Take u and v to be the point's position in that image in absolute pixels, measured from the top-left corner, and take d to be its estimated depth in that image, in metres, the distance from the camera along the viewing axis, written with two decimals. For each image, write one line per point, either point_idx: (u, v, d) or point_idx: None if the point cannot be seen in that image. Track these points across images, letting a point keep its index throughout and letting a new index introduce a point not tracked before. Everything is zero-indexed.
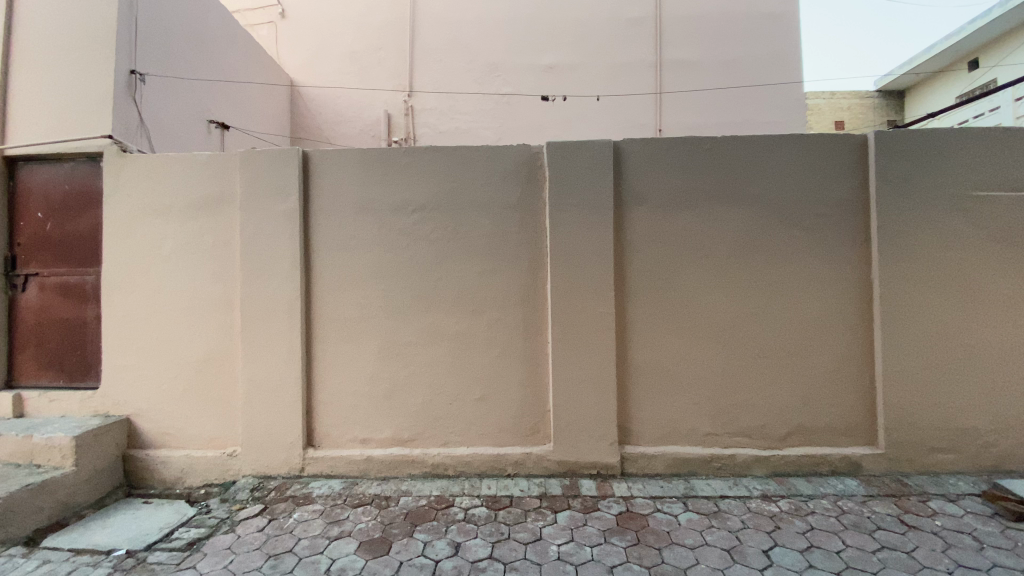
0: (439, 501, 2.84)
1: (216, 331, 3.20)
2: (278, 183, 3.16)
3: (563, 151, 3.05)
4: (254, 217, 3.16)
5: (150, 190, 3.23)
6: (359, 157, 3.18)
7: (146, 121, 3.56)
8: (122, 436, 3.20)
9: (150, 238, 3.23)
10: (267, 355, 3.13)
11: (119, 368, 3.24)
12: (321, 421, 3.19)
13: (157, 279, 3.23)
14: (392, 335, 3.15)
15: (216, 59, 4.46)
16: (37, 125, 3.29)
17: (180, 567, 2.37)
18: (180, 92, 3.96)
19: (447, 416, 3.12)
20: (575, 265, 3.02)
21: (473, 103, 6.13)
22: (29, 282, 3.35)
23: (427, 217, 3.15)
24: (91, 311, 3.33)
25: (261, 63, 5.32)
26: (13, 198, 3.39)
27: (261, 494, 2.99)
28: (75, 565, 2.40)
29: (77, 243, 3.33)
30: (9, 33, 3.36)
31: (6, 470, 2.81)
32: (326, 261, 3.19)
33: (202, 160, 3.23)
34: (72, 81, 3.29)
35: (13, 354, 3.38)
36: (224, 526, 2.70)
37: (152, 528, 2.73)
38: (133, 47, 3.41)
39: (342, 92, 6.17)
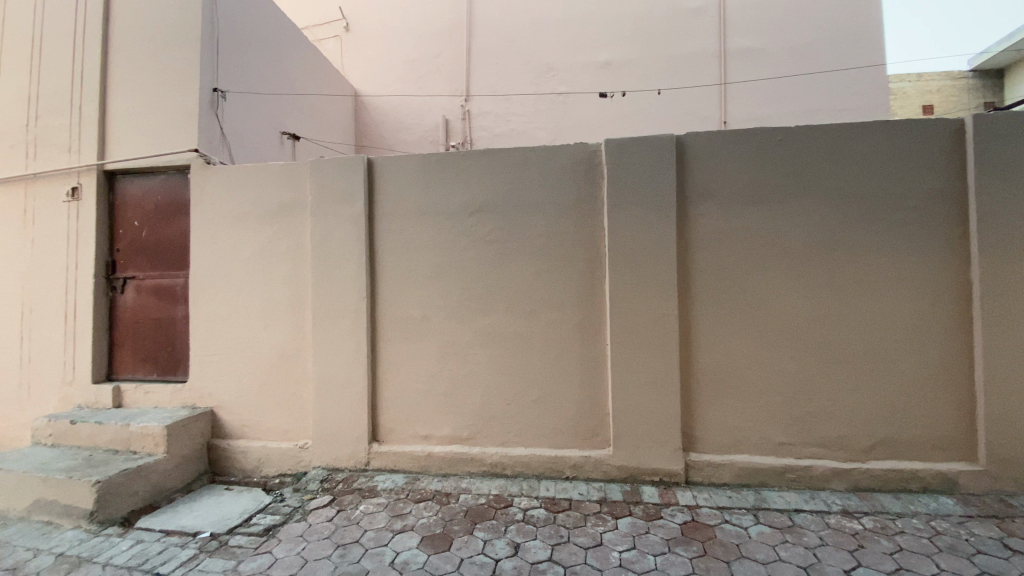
0: (498, 500, 2.86)
1: (289, 330, 3.40)
2: (344, 189, 3.31)
3: (621, 148, 2.99)
4: (323, 222, 3.33)
5: (231, 198, 3.48)
6: (420, 162, 3.27)
7: (227, 135, 3.83)
8: (207, 426, 3.46)
9: (230, 244, 3.48)
10: (336, 353, 3.28)
11: (204, 364, 3.51)
12: (384, 417, 3.30)
13: (237, 282, 3.47)
14: (452, 334, 3.21)
15: (287, 74, 4.73)
16: (134, 142, 3.63)
17: (258, 551, 2.53)
18: (258, 107, 4.23)
19: (506, 416, 3.13)
20: (634, 265, 2.95)
21: (529, 104, 6.14)
22: (128, 284, 3.71)
23: (485, 218, 3.18)
24: (180, 311, 3.63)
25: (327, 76, 5.60)
26: (113, 208, 3.75)
27: (329, 485, 3.14)
28: (166, 544, 2.62)
29: (167, 248, 3.65)
30: (109, 60, 3.72)
31: (108, 455, 3.12)
32: (390, 263, 3.30)
33: (276, 170, 3.43)
34: (162, 101, 3.60)
35: (113, 350, 3.73)
36: (297, 514, 2.86)
37: (232, 513, 2.93)
38: (215, 67, 3.68)
39: (402, 99, 6.37)
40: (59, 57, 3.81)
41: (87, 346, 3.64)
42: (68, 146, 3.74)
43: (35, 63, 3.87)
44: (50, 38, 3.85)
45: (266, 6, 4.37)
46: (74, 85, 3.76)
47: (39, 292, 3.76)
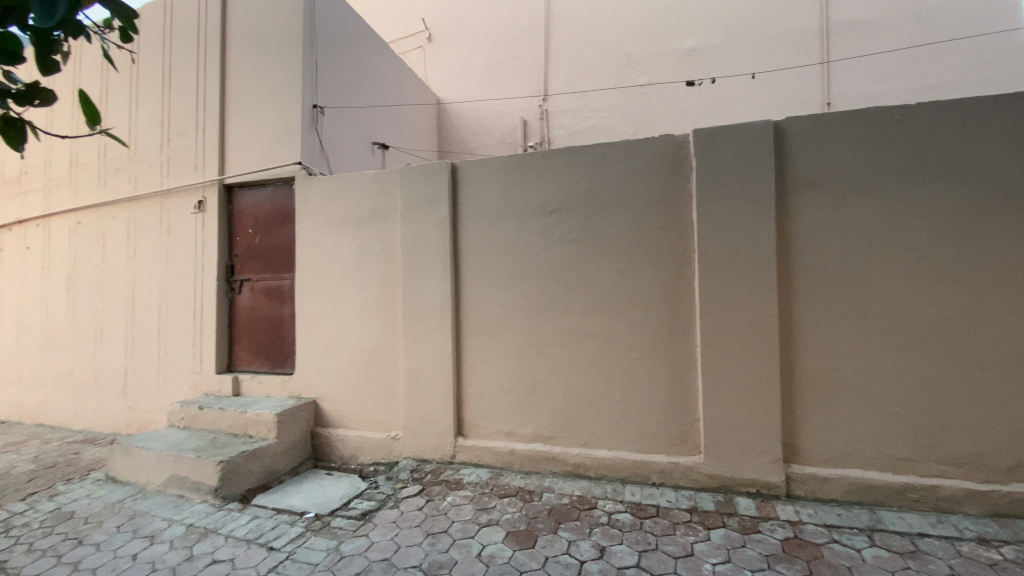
0: (582, 502, 2.84)
1: (381, 328, 3.61)
2: (431, 194, 3.46)
3: (711, 140, 2.85)
4: (411, 226, 3.50)
5: (329, 206, 3.77)
6: (502, 163, 3.34)
7: (326, 147, 4.15)
8: (310, 416, 3.77)
9: (329, 248, 3.77)
10: (423, 350, 3.44)
11: (308, 358, 3.83)
12: (469, 413, 3.40)
13: (335, 283, 3.75)
14: (533, 334, 3.23)
15: (377, 87, 5.03)
16: (247, 158, 4.05)
17: (357, 534, 2.72)
18: (352, 119, 4.54)
19: (588, 417, 3.10)
20: (724, 262, 2.80)
21: (609, 99, 6.03)
22: (244, 286, 4.14)
23: (566, 216, 3.17)
24: (287, 310, 3.99)
25: (412, 85, 5.86)
26: (230, 218, 4.20)
27: (419, 475, 3.29)
28: (278, 522, 2.90)
29: (276, 253, 4.03)
30: (227, 87, 4.17)
31: (228, 438, 3.50)
32: (473, 264, 3.40)
33: (369, 178, 3.67)
34: (271, 119, 3.97)
35: (232, 344, 4.18)
36: (390, 501, 3.03)
37: (333, 496, 3.17)
38: (315, 85, 3.99)
39: (481, 103, 6.51)
40: (187, 87, 4.33)
41: (211, 341, 4.11)
42: (195, 164, 4.25)
43: (167, 92, 4.43)
44: (179, 70, 4.38)
45: (359, 23, 4.67)
46: (199, 110, 4.26)
47: (173, 293, 4.30)
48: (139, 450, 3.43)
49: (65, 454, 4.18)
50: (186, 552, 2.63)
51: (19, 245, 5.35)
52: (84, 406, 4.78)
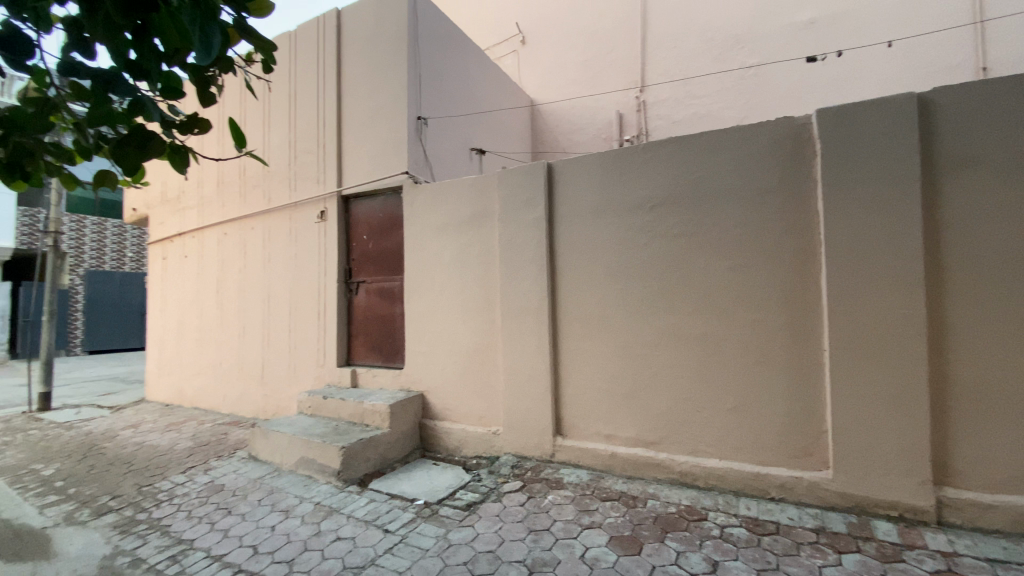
0: (690, 512, 2.71)
1: (482, 327, 3.73)
2: (528, 195, 3.51)
3: (836, 121, 2.58)
4: (509, 226, 3.58)
5: (434, 211, 3.98)
6: (600, 160, 3.30)
7: (429, 155, 4.38)
8: (418, 409, 4.01)
9: (434, 251, 3.98)
10: (522, 349, 3.49)
11: (416, 355, 4.08)
12: (568, 413, 3.39)
13: (439, 284, 3.95)
14: (634, 334, 3.15)
15: (475, 94, 5.21)
16: (361, 170, 4.41)
17: (463, 523, 2.85)
18: (453, 127, 4.74)
19: (695, 423, 2.95)
20: (854, 256, 2.52)
21: (713, 84, 5.68)
22: (359, 287, 4.53)
23: (669, 210, 3.05)
24: (397, 309, 4.29)
25: (507, 89, 5.98)
26: (347, 226, 4.61)
27: (520, 472, 3.36)
28: (392, 506, 3.13)
29: (387, 256, 4.35)
30: (342, 106, 4.58)
31: (348, 426, 3.84)
32: (570, 264, 3.40)
33: (469, 182, 3.82)
34: (380, 132, 4.28)
35: (350, 341, 4.58)
36: (493, 495, 3.13)
37: (440, 486, 3.34)
38: (419, 98, 4.24)
39: (574, 100, 6.45)
40: (310, 109, 4.82)
41: (332, 337, 4.54)
42: (317, 178, 4.72)
43: (293, 114, 4.96)
44: (303, 94, 4.90)
45: (457, 34, 4.87)
46: (320, 128, 4.72)
47: (301, 294, 4.82)
48: (275, 433, 3.88)
49: (216, 433, 4.86)
50: (315, 528, 2.94)
51: (181, 254, 6.30)
52: (231, 393, 5.52)
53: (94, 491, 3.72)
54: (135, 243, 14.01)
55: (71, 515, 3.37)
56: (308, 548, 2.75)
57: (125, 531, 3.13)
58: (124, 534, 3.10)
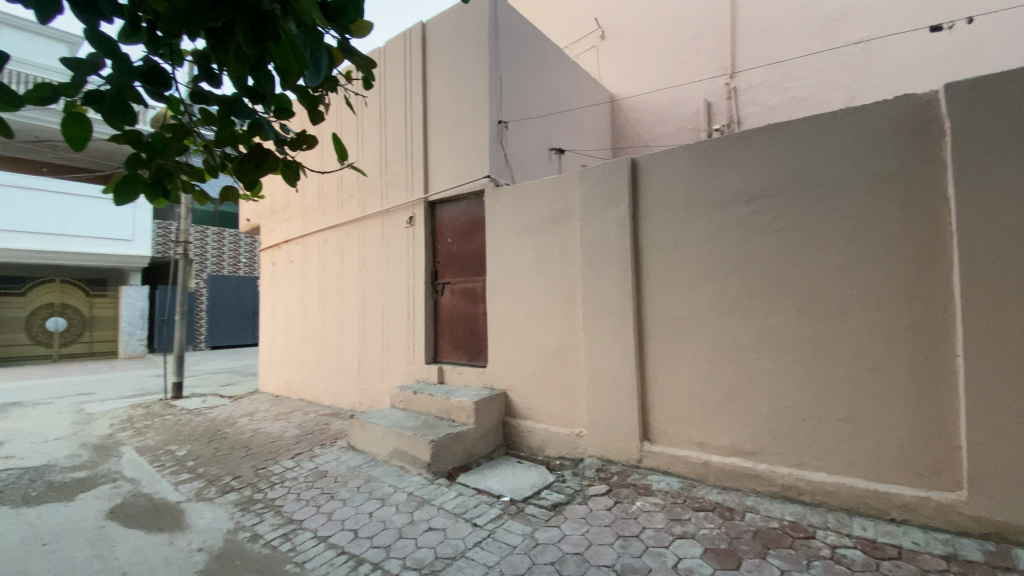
0: (794, 528, 2.52)
1: (564, 326, 3.72)
2: (611, 192, 3.45)
3: (969, 96, 2.28)
4: (591, 225, 3.54)
5: (516, 212, 4.03)
6: (688, 154, 3.18)
7: (510, 157, 4.44)
8: (502, 407, 4.08)
9: (515, 251, 4.03)
10: (606, 349, 3.43)
11: (499, 354, 4.16)
12: (656, 417, 3.29)
13: (521, 284, 4.00)
14: (728, 337, 2.99)
15: (555, 93, 5.20)
16: (445, 175, 4.57)
17: (549, 523, 2.86)
18: (533, 128, 4.78)
19: (798, 432, 2.75)
20: (994, 250, 2.20)
21: (814, 64, 5.23)
22: (445, 288, 4.72)
23: (767, 203, 2.87)
24: (481, 309, 4.41)
25: (586, 86, 5.92)
26: (433, 230, 4.81)
27: (605, 475, 3.31)
28: (479, 501, 3.21)
29: (471, 258, 4.49)
30: (428, 113, 4.78)
31: (436, 421, 4.00)
32: (657, 262, 3.29)
33: (550, 182, 3.83)
34: (463, 137, 4.41)
35: (436, 339, 4.77)
36: (579, 497, 3.11)
37: (525, 484, 3.38)
38: (501, 102, 4.31)
39: (657, 92, 6.23)
40: (398, 118, 5.09)
41: (420, 336, 4.76)
42: (405, 184, 4.97)
43: (384, 125, 5.26)
44: (392, 105, 5.18)
45: (537, 35, 4.90)
46: (407, 136, 4.96)
47: (391, 295, 5.10)
48: (370, 425, 4.14)
49: (318, 424, 5.28)
50: (408, 517, 3.09)
51: (287, 259, 6.93)
52: (330, 386, 5.98)
53: (219, 471, 4.18)
54: (248, 251, 15.53)
55: (201, 492, 3.81)
56: (402, 536, 2.90)
57: (244, 509, 3.50)
58: (244, 511, 3.46)
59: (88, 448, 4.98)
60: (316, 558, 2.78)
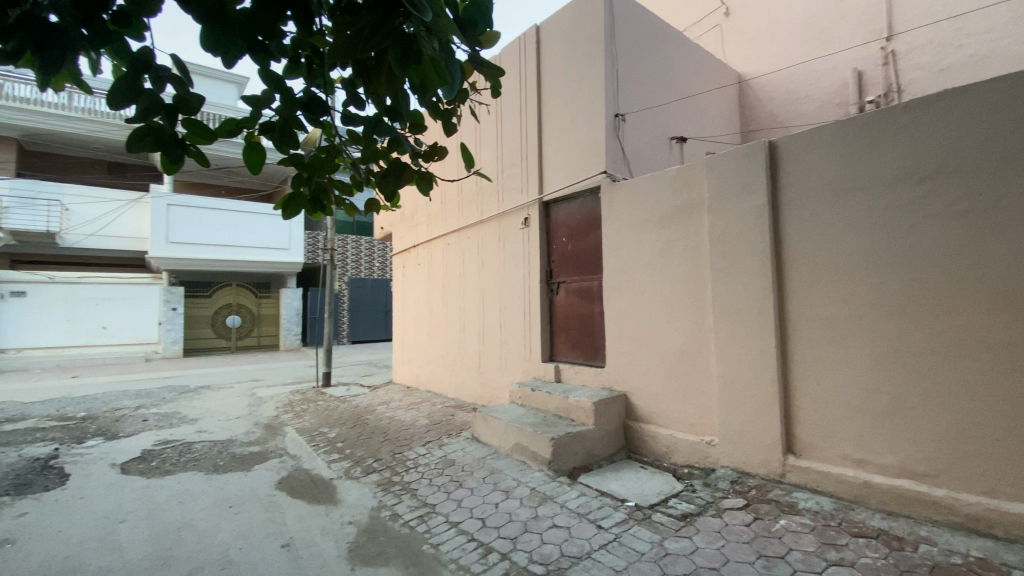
0: (985, 567, 2.11)
1: (691, 327, 3.52)
2: (744, 181, 3.20)
3: None
4: (721, 218, 3.31)
5: (635, 208, 3.91)
6: (839, 133, 2.84)
7: (627, 151, 4.31)
8: (623, 408, 3.99)
9: (635, 248, 3.91)
10: (740, 353, 3.18)
11: (618, 353, 4.07)
12: (801, 427, 2.97)
13: (641, 282, 3.87)
14: (892, 339, 2.61)
15: (675, 80, 4.95)
16: (561, 173, 4.59)
17: (679, 533, 2.73)
18: (651, 119, 4.59)
19: (990, 454, 2.30)
20: None
21: (1002, 11, 4.33)
22: (561, 287, 4.74)
23: (945, 182, 2.45)
24: (598, 308, 4.35)
25: (711, 68, 5.53)
26: (549, 229, 4.85)
27: (741, 488, 3.07)
28: (603, 503, 3.17)
29: (588, 256, 4.44)
30: (543, 114, 4.84)
31: (556, 419, 4.03)
32: (801, 256, 2.98)
33: (673, 174, 3.65)
34: (578, 134, 4.39)
35: (553, 338, 4.81)
36: (711, 509, 2.93)
37: (651, 490, 3.26)
38: (617, 94, 4.21)
39: (795, 66, 5.62)
40: (514, 122, 5.22)
41: (537, 334, 4.84)
42: (521, 186, 5.09)
43: (501, 129, 5.44)
44: (509, 109, 5.33)
45: (655, 22, 4.70)
46: (523, 138, 5.07)
47: (509, 293, 5.26)
48: (493, 419, 4.30)
49: (445, 415, 5.62)
50: (533, 512, 3.15)
51: (414, 261, 7.49)
52: (454, 380, 6.34)
53: (362, 453, 4.66)
54: (382, 255, 16.96)
55: (349, 470, 4.28)
56: (528, 529, 2.97)
57: (384, 489, 3.85)
58: (384, 491, 3.81)
59: (260, 427, 5.85)
60: (448, 542, 2.96)
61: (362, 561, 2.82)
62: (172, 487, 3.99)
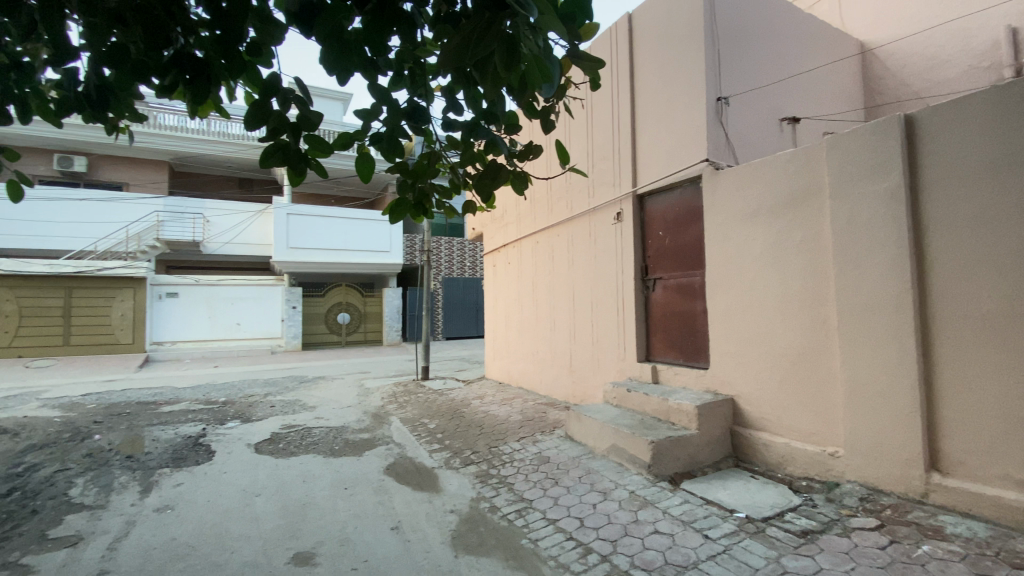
0: None
1: (810, 325, 3.21)
2: (874, 161, 2.84)
3: None
4: (846, 204, 2.98)
5: (742, 198, 3.66)
6: (997, 100, 2.42)
7: (732, 137, 4.04)
8: (730, 413, 3.74)
9: (742, 241, 3.66)
10: (870, 354, 2.84)
11: (724, 354, 3.83)
12: (948, 442, 2.58)
13: (750, 277, 3.61)
14: None
15: (784, 56, 4.53)
16: (657, 166, 4.41)
17: (798, 551, 2.50)
18: (758, 101, 4.25)
19: None
20: None
21: None
22: (657, 284, 4.57)
23: None
24: (699, 305, 4.13)
25: (827, 40, 4.99)
26: (643, 223, 4.69)
27: (873, 507, 2.73)
28: (710, 512, 3.00)
29: (687, 251, 4.24)
30: (637, 105, 4.69)
31: (654, 421, 3.89)
32: (946, 244, 2.59)
33: (786, 159, 3.36)
34: (676, 122, 4.19)
35: (649, 337, 4.65)
36: (836, 528, 2.65)
37: (765, 502, 3.02)
38: (719, 77, 3.95)
39: (932, 28, 4.90)
40: (606, 115, 5.11)
41: (632, 332, 4.70)
42: (613, 181, 4.97)
43: (591, 123, 5.36)
44: (599, 103, 5.23)
45: None
46: (616, 131, 4.95)
47: (601, 291, 5.16)
48: (588, 419, 4.26)
49: (538, 411, 5.67)
50: (633, 515, 3.07)
51: (504, 260, 7.63)
52: (545, 377, 6.37)
53: (460, 445, 4.84)
54: (473, 254, 17.47)
55: (449, 461, 4.47)
56: (628, 533, 2.90)
57: (483, 481, 3.97)
58: (482, 483, 3.92)
59: (368, 415, 6.31)
60: (547, 539, 2.98)
61: (465, 550, 2.92)
62: (297, 467, 4.45)
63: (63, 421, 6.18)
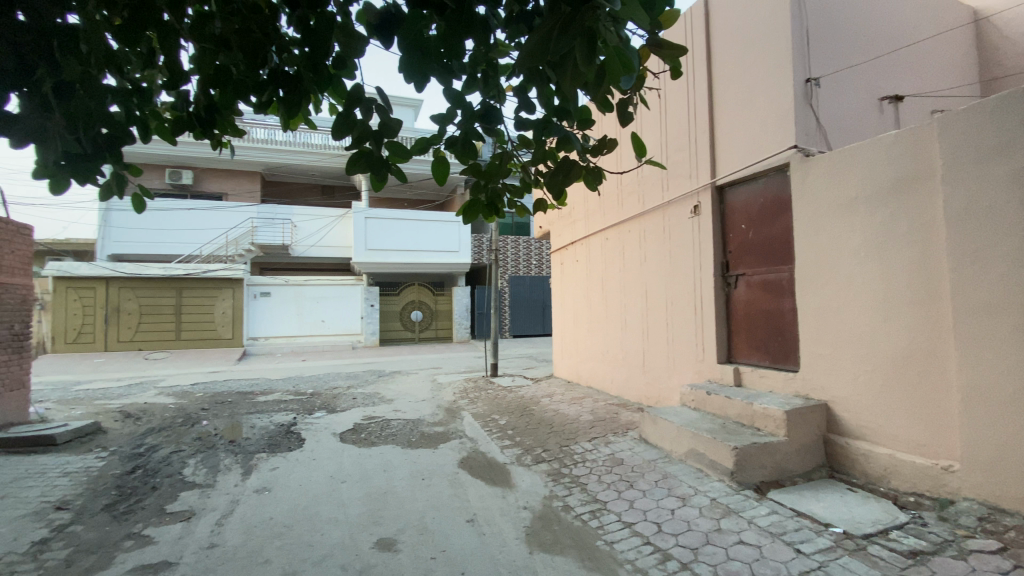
0: None
1: (919, 325, 2.90)
2: (999, 140, 2.50)
3: None
4: (962, 190, 2.65)
5: (836, 186, 3.37)
6: None
7: (823, 121, 3.73)
8: (824, 419, 3.45)
9: (838, 233, 3.37)
10: (993, 358, 2.51)
11: (816, 356, 3.55)
12: None
13: (846, 272, 3.32)
14: None
15: (884, 29, 4.11)
16: (738, 156, 4.18)
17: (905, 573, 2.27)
18: (854, 80, 3.89)
19: None
20: None
21: None
22: (740, 280, 4.32)
23: None
24: (788, 304, 3.86)
25: (936, 8, 4.47)
26: (723, 216, 4.46)
27: (997, 529, 2.42)
28: (801, 525, 2.80)
29: (774, 246, 3.97)
30: (715, 93, 4.46)
31: (737, 426, 3.68)
32: None
33: (889, 141, 3.05)
34: (759, 109, 3.94)
35: (731, 336, 4.42)
36: (952, 549, 2.37)
37: (865, 518, 2.76)
38: (809, 57, 3.66)
39: None
40: (680, 105, 4.91)
41: (712, 331, 4.49)
42: (689, 173, 4.76)
43: (665, 115, 5.17)
44: (673, 93, 5.04)
45: None
46: (691, 122, 4.75)
47: (676, 288, 4.97)
48: (664, 421, 4.11)
49: (609, 412, 5.57)
50: (715, 523, 2.93)
51: (573, 258, 7.57)
52: (616, 377, 6.24)
53: (532, 442, 4.87)
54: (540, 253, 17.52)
55: (520, 458, 4.51)
56: (710, 541, 2.77)
57: (555, 479, 3.96)
58: (555, 482, 3.92)
59: (442, 410, 6.52)
60: (623, 542, 2.92)
61: (539, 547, 2.94)
62: (378, 457, 4.70)
63: (177, 407, 6.96)
